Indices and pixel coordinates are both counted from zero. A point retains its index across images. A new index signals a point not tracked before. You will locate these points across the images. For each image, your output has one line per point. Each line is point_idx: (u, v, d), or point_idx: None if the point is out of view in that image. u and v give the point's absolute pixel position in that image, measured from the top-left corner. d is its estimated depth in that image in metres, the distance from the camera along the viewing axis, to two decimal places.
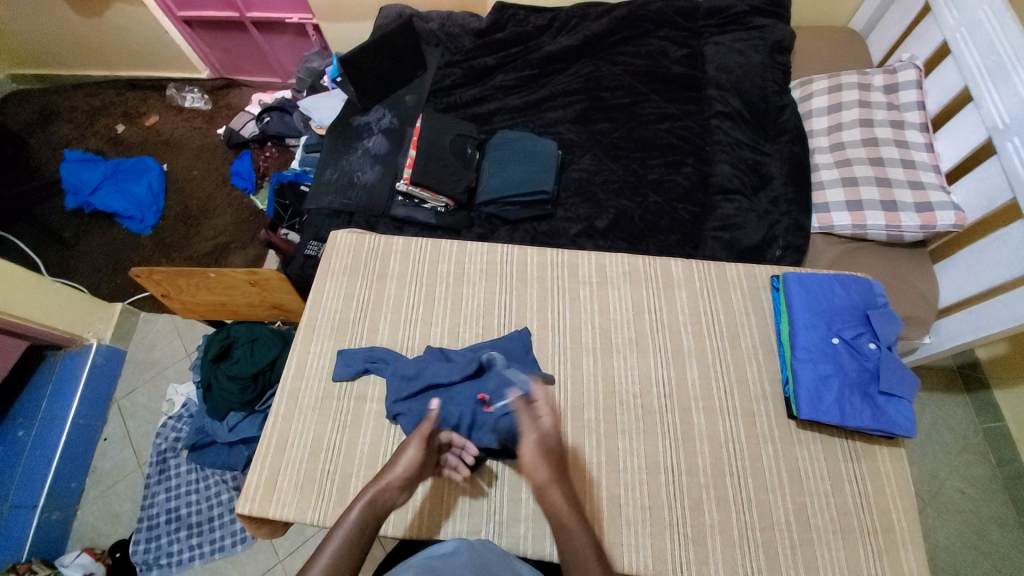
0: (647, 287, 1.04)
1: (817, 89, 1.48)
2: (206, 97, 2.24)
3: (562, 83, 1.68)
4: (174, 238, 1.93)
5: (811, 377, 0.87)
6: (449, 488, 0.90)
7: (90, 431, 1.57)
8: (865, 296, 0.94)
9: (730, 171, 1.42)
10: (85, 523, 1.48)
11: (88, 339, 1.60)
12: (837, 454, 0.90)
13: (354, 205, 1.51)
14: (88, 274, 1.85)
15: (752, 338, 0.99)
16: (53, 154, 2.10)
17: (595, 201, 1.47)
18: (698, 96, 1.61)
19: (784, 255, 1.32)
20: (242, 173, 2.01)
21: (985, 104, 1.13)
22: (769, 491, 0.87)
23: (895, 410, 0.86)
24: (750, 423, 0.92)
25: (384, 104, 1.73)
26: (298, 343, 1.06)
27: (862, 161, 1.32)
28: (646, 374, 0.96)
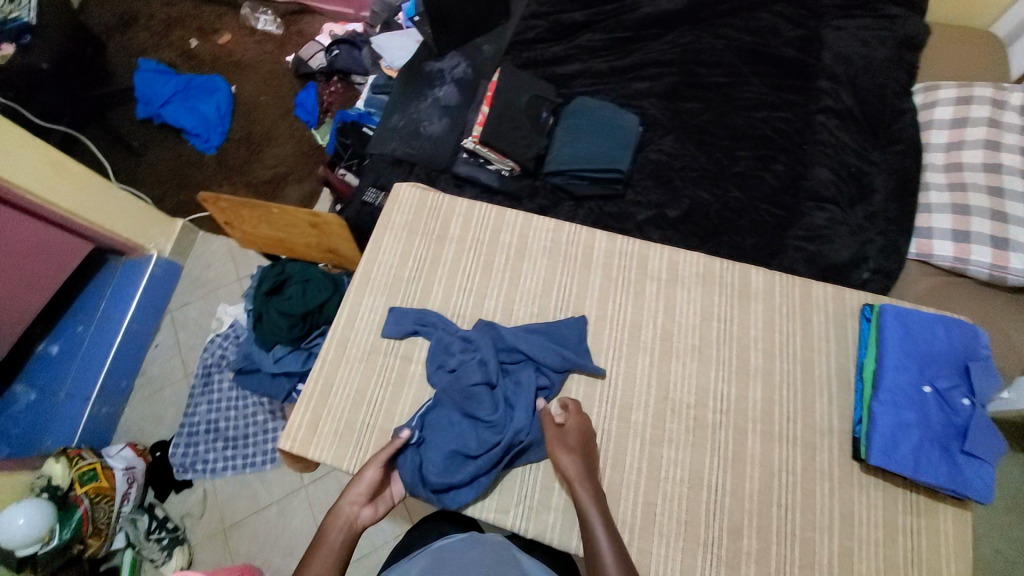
0: (720, 292, 0.98)
1: (944, 96, 1.30)
2: (279, 22, 2.19)
3: (654, 52, 1.55)
4: (235, 162, 1.95)
5: (890, 423, 0.80)
6: None
7: (144, 336, 1.65)
8: (969, 345, 0.85)
9: (830, 176, 1.31)
10: (131, 422, 1.58)
11: (150, 250, 1.65)
12: (897, 506, 0.83)
13: (417, 156, 1.47)
14: (153, 185, 1.90)
15: (828, 367, 0.92)
16: (129, 61, 2.11)
17: (670, 188, 1.37)
18: (806, 86, 1.45)
19: (872, 278, 1.20)
20: (306, 105, 1.98)
21: None
22: (817, 529, 0.82)
23: (975, 474, 0.78)
24: (809, 456, 0.86)
25: (461, 51, 1.64)
26: (351, 293, 1.05)
27: (980, 187, 1.17)
28: (704, 386, 0.91)
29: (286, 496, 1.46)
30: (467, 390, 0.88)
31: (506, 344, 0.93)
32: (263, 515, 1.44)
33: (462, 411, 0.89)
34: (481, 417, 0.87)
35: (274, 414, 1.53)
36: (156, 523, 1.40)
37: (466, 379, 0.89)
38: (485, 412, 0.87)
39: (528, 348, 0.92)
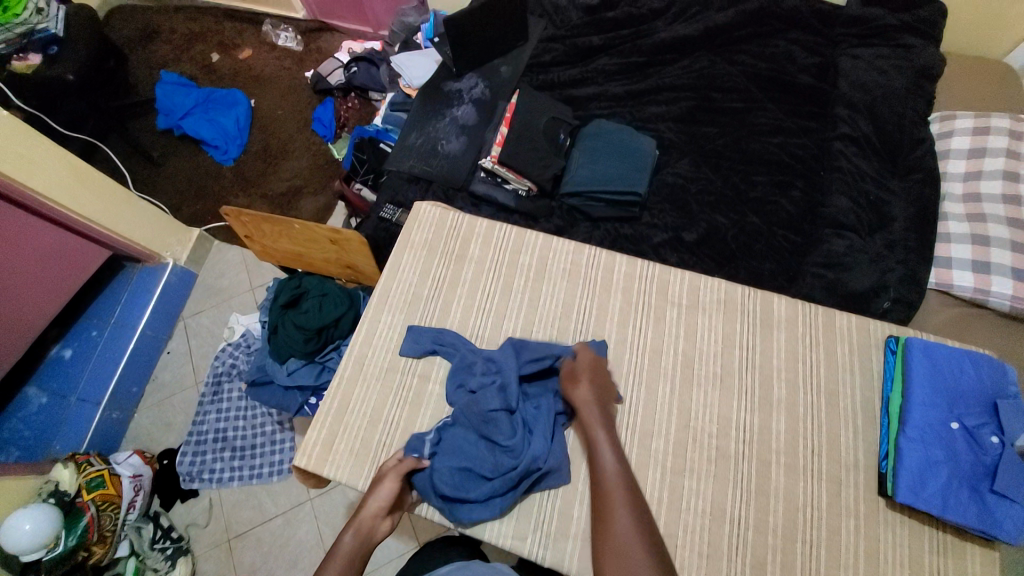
0: (742, 320, 0.99)
1: (960, 128, 1.31)
2: (299, 38, 2.23)
3: (670, 76, 1.56)
4: (252, 173, 1.97)
5: (918, 459, 0.80)
6: None
7: (156, 343, 1.65)
8: (998, 382, 0.85)
9: (848, 205, 1.30)
10: (141, 427, 1.58)
11: (166, 258, 1.66)
12: (925, 545, 0.82)
13: (434, 173, 1.48)
14: (170, 195, 1.92)
15: (852, 399, 0.93)
16: (152, 74, 2.15)
17: (686, 211, 1.38)
18: (822, 113, 1.46)
19: (892, 307, 1.20)
20: (324, 120, 2.01)
21: None
22: (842, 568, 0.81)
23: (1006, 515, 0.77)
24: (835, 492, 0.86)
25: (479, 72, 1.66)
26: (370, 309, 1.05)
27: (1000, 218, 1.17)
28: (727, 416, 0.91)
29: (291, 508, 1.44)
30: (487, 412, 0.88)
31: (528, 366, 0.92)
32: (269, 527, 1.42)
33: (480, 432, 0.87)
34: (500, 440, 0.86)
35: (282, 424, 1.52)
36: (160, 532, 1.39)
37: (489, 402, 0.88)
38: (504, 434, 0.86)
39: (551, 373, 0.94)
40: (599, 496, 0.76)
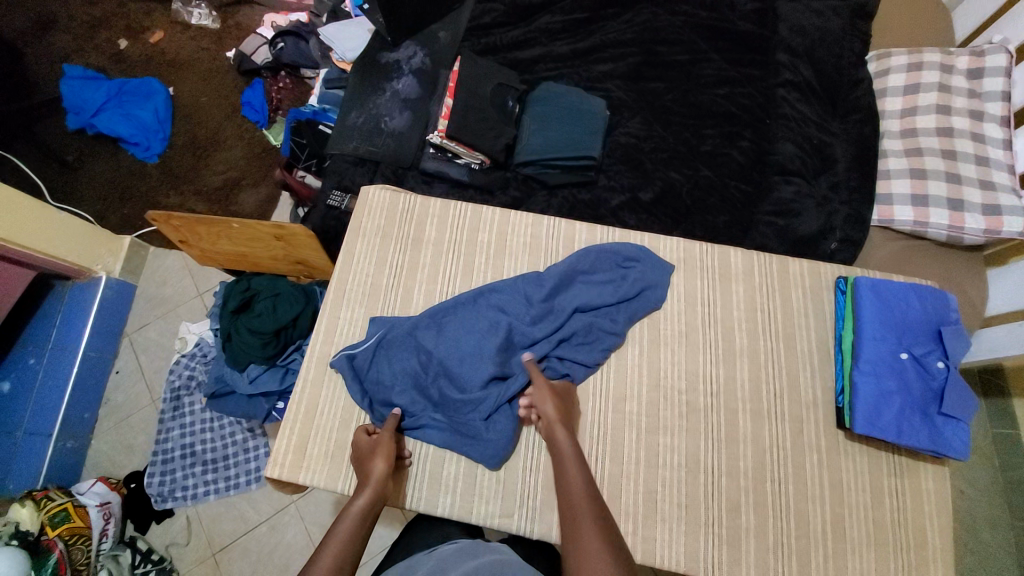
0: (702, 277, 1.00)
1: (895, 64, 1.34)
2: (215, 15, 2.03)
3: (614, 32, 1.52)
4: (182, 170, 1.82)
5: (872, 392, 0.86)
6: (481, 471, 0.89)
7: (103, 363, 1.54)
8: (940, 312, 0.92)
9: (793, 150, 1.33)
10: (99, 451, 1.49)
11: (98, 271, 1.53)
12: (882, 469, 0.89)
13: (381, 153, 1.41)
14: (94, 202, 1.76)
15: (809, 341, 0.97)
16: (50, 67, 1.92)
17: (641, 170, 1.37)
18: (764, 60, 1.47)
19: (840, 248, 1.25)
20: (254, 104, 1.85)
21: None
22: (809, 500, 0.86)
23: (952, 433, 0.85)
24: (798, 430, 0.91)
25: (416, 39, 1.57)
26: (327, 307, 1.00)
27: (935, 151, 1.22)
28: (694, 370, 0.93)
29: (276, 512, 1.41)
30: (452, 352, 0.92)
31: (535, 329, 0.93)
32: (254, 534, 1.39)
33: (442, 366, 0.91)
34: (455, 373, 0.90)
35: (252, 431, 1.46)
36: (140, 556, 1.35)
37: (455, 347, 0.92)
38: (460, 371, 0.90)
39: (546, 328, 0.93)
40: (567, 517, 0.72)
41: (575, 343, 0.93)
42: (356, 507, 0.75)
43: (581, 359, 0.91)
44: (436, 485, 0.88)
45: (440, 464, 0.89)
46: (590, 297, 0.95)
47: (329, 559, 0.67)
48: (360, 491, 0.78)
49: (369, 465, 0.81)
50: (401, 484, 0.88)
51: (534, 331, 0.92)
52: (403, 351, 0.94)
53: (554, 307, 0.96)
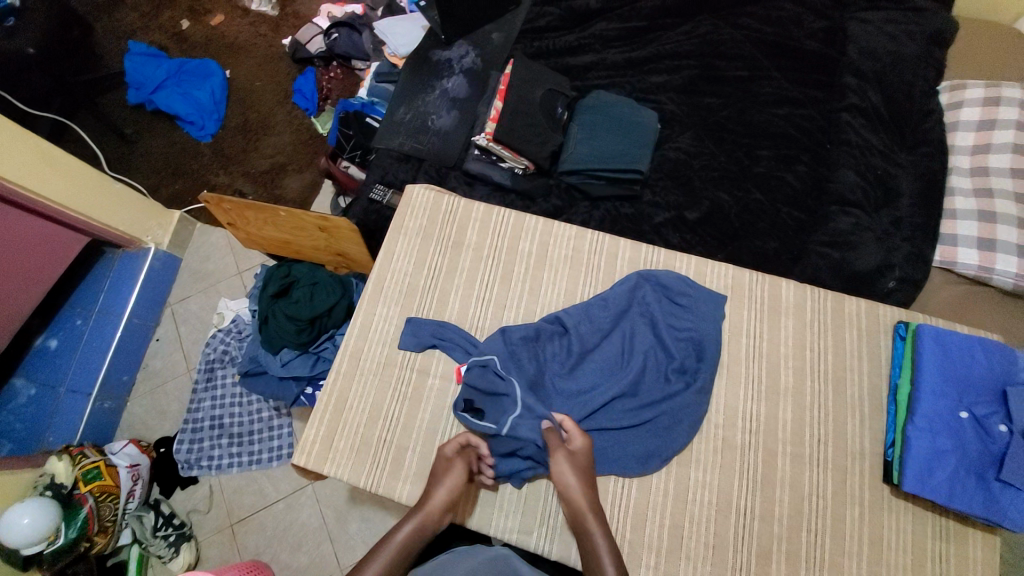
0: (748, 306, 0.96)
1: (971, 97, 1.26)
2: (274, 2, 2.08)
3: (671, 43, 1.48)
4: (232, 151, 1.87)
5: (925, 448, 0.81)
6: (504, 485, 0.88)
7: (144, 332, 1.60)
8: (1007, 369, 0.86)
9: (853, 180, 1.27)
10: (134, 417, 1.54)
11: (147, 243, 1.59)
12: (927, 530, 0.84)
13: (425, 151, 1.41)
14: (148, 176, 1.82)
15: (859, 386, 0.92)
16: (117, 44, 2.00)
17: (689, 188, 1.33)
18: (830, 81, 1.40)
19: (897, 287, 1.16)
20: (305, 92, 1.89)
21: None
22: (845, 554, 0.82)
23: (1010, 502, 0.79)
24: (839, 479, 0.86)
25: (469, 39, 1.56)
26: (365, 301, 1.01)
27: (1009, 193, 1.14)
28: (733, 404, 0.90)
29: (294, 493, 1.44)
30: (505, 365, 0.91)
31: (624, 374, 0.89)
32: (270, 513, 1.42)
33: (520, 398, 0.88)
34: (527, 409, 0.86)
35: (278, 411, 1.49)
36: (162, 519, 1.38)
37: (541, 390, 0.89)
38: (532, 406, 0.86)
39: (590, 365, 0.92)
40: None
41: (644, 382, 0.89)
42: (401, 535, 0.75)
43: (647, 392, 0.89)
44: None
45: None
46: (645, 329, 0.93)
47: None
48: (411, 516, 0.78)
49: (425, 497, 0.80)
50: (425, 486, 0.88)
51: (625, 384, 0.88)
52: (451, 362, 0.95)
53: (628, 341, 0.93)
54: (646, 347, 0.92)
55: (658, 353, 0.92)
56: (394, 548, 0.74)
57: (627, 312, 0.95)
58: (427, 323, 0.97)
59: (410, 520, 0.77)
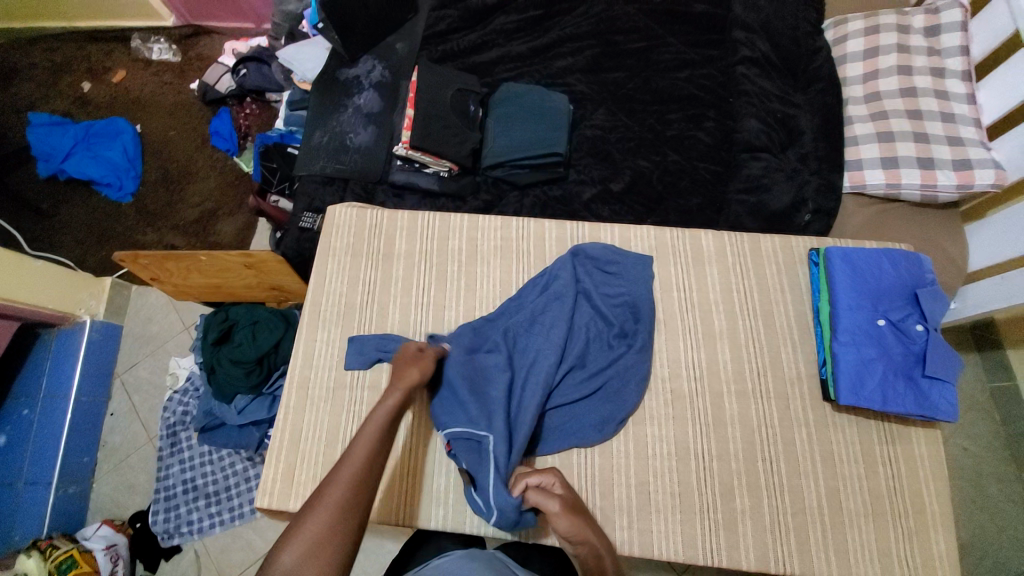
0: (674, 262, 1.01)
1: (852, 30, 1.34)
2: (175, 48, 2.02)
3: (570, 26, 1.51)
4: (157, 206, 1.80)
5: (853, 360, 0.86)
6: None
7: (96, 408, 1.52)
8: (913, 274, 0.92)
9: (758, 126, 1.33)
10: (101, 498, 1.47)
11: (81, 316, 1.50)
12: (872, 436, 0.89)
13: (349, 169, 1.40)
14: (72, 248, 1.74)
15: (787, 317, 0.97)
16: (16, 117, 1.91)
17: (610, 161, 1.37)
18: (721, 39, 1.46)
19: (813, 219, 1.25)
20: (222, 132, 1.84)
21: None
22: (802, 475, 0.86)
23: (938, 395, 0.85)
24: (784, 406, 0.90)
25: (373, 53, 1.56)
26: (304, 330, 0.99)
27: (899, 113, 1.21)
28: (675, 357, 0.93)
29: None
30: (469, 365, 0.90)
31: (571, 350, 0.91)
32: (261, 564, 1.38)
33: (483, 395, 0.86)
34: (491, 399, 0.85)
35: (252, 459, 1.41)
36: None
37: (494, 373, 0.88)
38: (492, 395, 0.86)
39: (536, 336, 0.92)
40: None
41: (590, 352, 0.92)
42: (389, 405, 0.73)
43: (597, 364, 0.90)
44: (427, 498, 0.87)
45: (428, 477, 0.88)
46: (587, 306, 0.95)
47: (362, 443, 0.67)
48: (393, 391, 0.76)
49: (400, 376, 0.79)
50: (393, 501, 0.87)
51: (573, 359, 0.90)
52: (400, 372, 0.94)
53: (572, 319, 0.93)
54: (588, 321, 0.94)
55: (598, 322, 0.94)
56: (383, 415, 0.72)
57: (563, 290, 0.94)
58: (370, 342, 0.96)
59: (395, 392, 0.76)
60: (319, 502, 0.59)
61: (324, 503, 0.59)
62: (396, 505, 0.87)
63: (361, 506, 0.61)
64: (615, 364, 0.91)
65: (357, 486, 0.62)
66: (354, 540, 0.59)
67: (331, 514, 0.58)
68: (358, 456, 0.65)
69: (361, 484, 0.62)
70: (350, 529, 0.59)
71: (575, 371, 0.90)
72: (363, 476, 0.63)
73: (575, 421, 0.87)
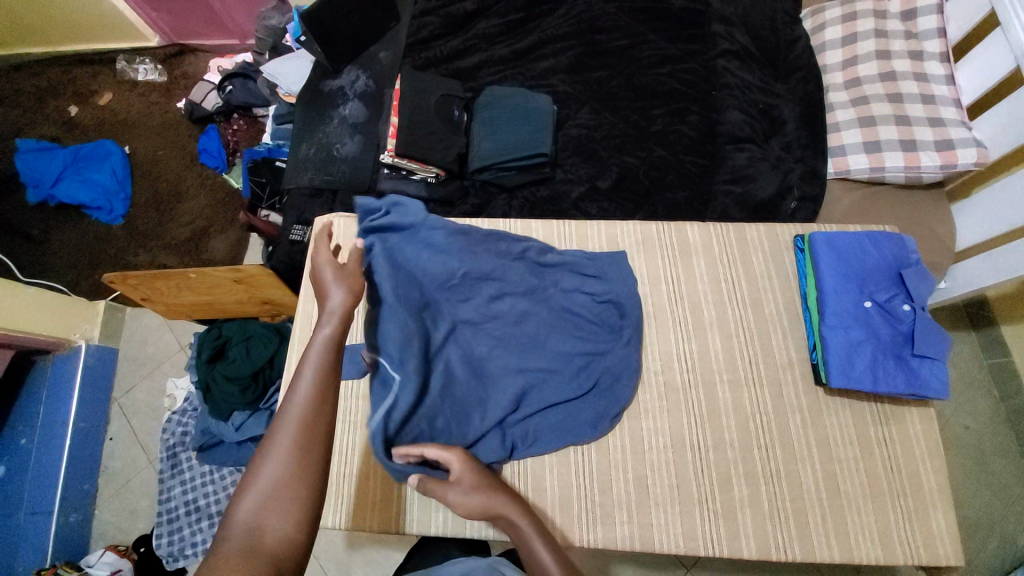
0: (662, 256, 1.01)
1: (830, 18, 1.36)
2: (160, 68, 2.03)
3: (550, 27, 1.52)
4: (148, 226, 1.81)
5: (843, 344, 0.86)
6: None
7: (95, 432, 1.52)
8: (898, 255, 0.93)
9: (741, 117, 1.34)
10: (104, 522, 1.46)
11: (76, 341, 1.51)
12: (866, 418, 0.89)
13: (337, 180, 1.40)
14: (65, 272, 1.74)
15: (776, 304, 0.97)
16: (4, 145, 1.91)
17: (596, 159, 1.37)
18: (701, 33, 1.47)
19: (800, 207, 1.26)
20: (210, 151, 1.84)
21: (1012, 30, 1.04)
22: (799, 461, 0.86)
23: (929, 373, 0.86)
24: (777, 393, 0.91)
25: (356, 63, 1.56)
26: (296, 343, 0.99)
27: (880, 97, 1.22)
28: (667, 350, 0.94)
29: None
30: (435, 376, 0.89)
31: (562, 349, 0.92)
32: None
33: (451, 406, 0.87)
34: (458, 410, 0.87)
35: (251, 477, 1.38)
36: None
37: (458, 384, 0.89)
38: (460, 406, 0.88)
39: (503, 339, 0.93)
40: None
41: (583, 350, 0.92)
42: (322, 342, 0.69)
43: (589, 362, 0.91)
44: (426, 506, 0.88)
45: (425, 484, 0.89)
46: (577, 304, 0.96)
47: (300, 389, 0.64)
48: (322, 326, 0.71)
49: (325, 305, 0.73)
50: (392, 509, 0.87)
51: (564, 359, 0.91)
52: None
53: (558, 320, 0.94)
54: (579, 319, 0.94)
55: (583, 323, 0.95)
56: (316, 356, 0.67)
57: (547, 291, 0.97)
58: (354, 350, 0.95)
59: (326, 325, 0.70)
60: (267, 454, 0.58)
61: (270, 461, 0.58)
62: (395, 512, 0.87)
63: (315, 452, 0.60)
64: (608, 360, 0.91)
65: (306, 434, 0.61)
66: (316, 492, 0.58)
67: (280, 469, 0.57)
68: (298, 400, 0.63)
69: (307, 434, 0.61)
70: (304, 476, 0.58)
71: (566, 371, 0.91)
72: (305, 422, 0.61)
73: (569, 418, 0.88)
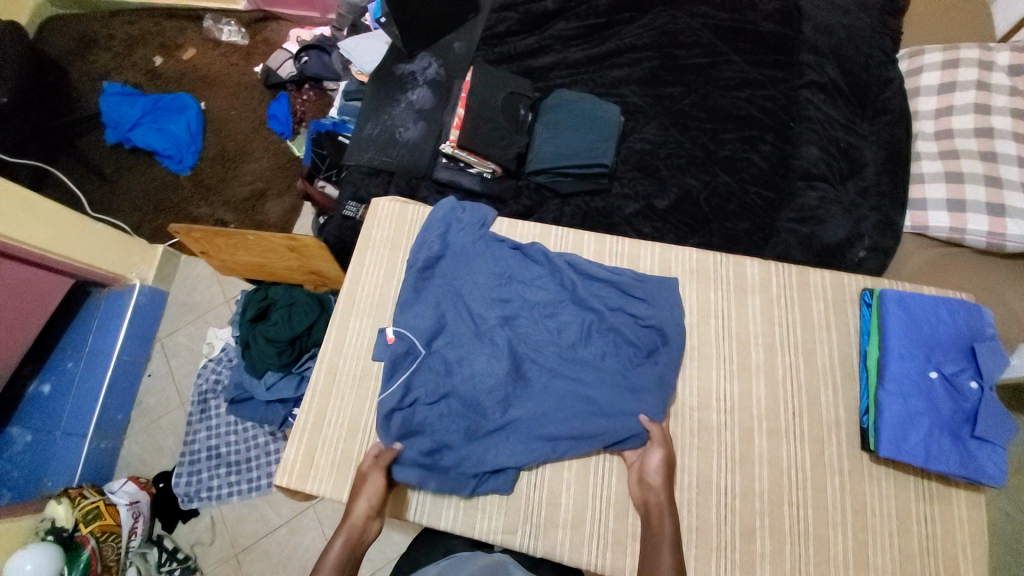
0: (715, 287, 0.98)
1: (929, 62, 1.27)
2: (244, 31, 2.11)
3: (630, 36, 1.49)
4: (211, 181, 1.89)
5: (898, 411, 0.81)
6: (482, 500, 0.87)
7: (135, 367, 1.60)
8: (973, 326, 0.86)
9: (817, 155, 1.27)
10: (132, 454, 1.54)
11: (132, 280, 1.59)
12: (909, 493, 0.84)
13: (396, 163, 1.42)
14: (131, 213, 1.84)
15: (829, 357, 0.92)
16: (93, 86, 2.03)
17: (657, 177, 1.34)
18: (788, 61, 1.41)
19: (868, 256, 1.19)
20: (280, 117, 1.89)
21: None
22: (830, 525, 0.82)
23: (986, 458, 0.79)
24: (817, 450, 0.86)
25: (431, 50, 1.58)
26: (337, 318, 1.02)
27: (972, 154, 1.14)
28: (706, 385, 0.91)
29: (296, 516, 1.43)
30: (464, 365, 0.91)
31: (597, 366, 0.90)
32: (272, 539, 1.42)
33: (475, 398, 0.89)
34: (480, 402, 0.89)
35: (275, 435, 1.46)
36: (166, 555, 1.40)
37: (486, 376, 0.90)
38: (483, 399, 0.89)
39: (539, 340, 0.93)
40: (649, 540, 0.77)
41: (618, 370, 0.90)
42: (335, 552, 0.76)
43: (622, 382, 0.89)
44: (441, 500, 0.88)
45: None
46: (621, 323, 0.93)
47: None
48: (338, 534, 0.79)
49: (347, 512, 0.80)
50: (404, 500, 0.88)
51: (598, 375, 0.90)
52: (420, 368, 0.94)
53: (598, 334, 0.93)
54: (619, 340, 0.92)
55: (622, 344, 0.92)
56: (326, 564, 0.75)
57: (594, 306, 0.94)
58: (391, 332, 0.94)
59: (339, 535, 0.78)
60: None
61: None
62: (408, 502, 0.88)
63: None
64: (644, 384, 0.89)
65: None
66: None
67: None
68: None
69: None
70: None
71: (600, 387, 0.89)
72: None
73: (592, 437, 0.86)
